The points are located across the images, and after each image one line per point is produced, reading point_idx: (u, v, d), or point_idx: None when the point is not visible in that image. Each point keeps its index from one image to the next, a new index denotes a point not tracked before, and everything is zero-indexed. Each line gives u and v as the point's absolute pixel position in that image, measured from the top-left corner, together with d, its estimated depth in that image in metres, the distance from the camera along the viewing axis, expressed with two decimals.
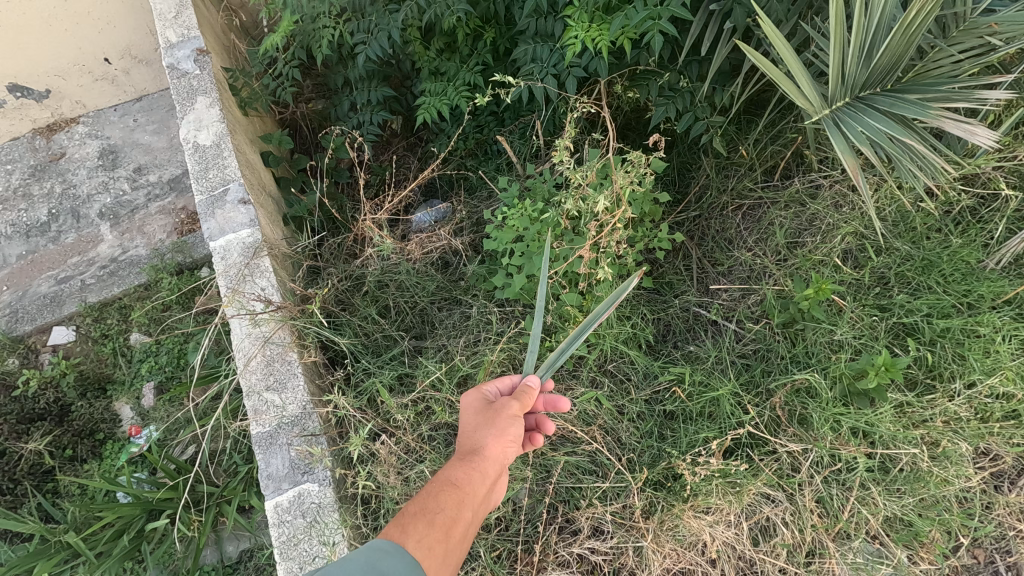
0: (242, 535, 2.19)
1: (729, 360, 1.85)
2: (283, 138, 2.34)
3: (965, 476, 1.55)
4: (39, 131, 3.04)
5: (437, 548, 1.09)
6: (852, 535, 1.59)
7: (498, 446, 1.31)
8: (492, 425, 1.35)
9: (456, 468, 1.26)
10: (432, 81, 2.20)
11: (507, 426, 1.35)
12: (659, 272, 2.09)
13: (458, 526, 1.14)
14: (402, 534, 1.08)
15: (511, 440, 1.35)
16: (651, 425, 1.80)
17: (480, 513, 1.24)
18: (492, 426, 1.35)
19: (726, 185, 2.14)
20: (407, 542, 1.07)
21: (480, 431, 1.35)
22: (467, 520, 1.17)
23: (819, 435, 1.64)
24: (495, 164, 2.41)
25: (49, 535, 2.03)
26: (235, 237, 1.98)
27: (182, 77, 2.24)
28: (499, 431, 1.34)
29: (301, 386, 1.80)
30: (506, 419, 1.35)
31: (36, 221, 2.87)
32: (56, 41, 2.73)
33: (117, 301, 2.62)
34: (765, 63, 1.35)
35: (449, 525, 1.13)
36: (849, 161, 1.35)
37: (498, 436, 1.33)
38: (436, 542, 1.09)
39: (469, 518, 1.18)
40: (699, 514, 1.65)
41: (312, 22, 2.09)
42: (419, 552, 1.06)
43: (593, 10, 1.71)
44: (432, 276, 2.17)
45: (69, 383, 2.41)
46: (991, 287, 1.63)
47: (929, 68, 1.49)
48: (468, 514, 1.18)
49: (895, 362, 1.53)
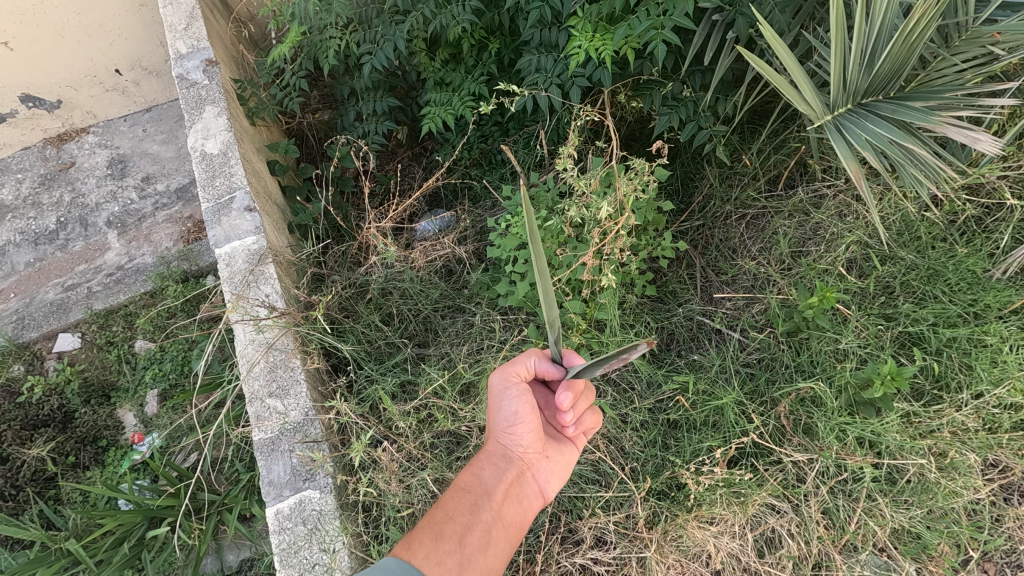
0: (242, 544, 2.17)
1: (733, 368, 1.84)
2: (289, 147, 2.38)
3: (974, 488, 1.52)
4: (51, 140, 3.09)
5: (448, 559, 1.20)
6: (860, 548, 1.57)
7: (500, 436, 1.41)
8: (511, 418, 1.39)
9: (468, 470, 1.40)
10: (437, 92, 2.23)
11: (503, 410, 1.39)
12: (662, 280, 2.09)
13: (464, 528, 1.27)
14: (415, 554, 1.19)
15: (530, 427, 1.38)
16: (655, 434, 1.78)
17: (499, 514, 1.34)
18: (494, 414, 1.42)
19: (730, 195, 2.13)
20: (416, 558, 1.18)
21: (500, 424, 1.41)
22: (484, 521, 1.30)
23: (824, 444, 1.63)
24: (499, 173, 2.42)
25: (50, 542, 2.02)
26: (240, 244, 2.00)
27: (190, 87, 2.27)
28: (520, 425, 1.38)
29: (304, 393, 1.80)
30: (528, 412, 1.37)
31: (45, 229, 2.91)
32: (69, 53, 2.78)
33: (122, 309, 2.64)
34: (769, 70, 1.35)
35: (462, 533, 1.26)
36: (851, 168, 1.35)
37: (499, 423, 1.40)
38: (445, 552, 1.21)
39: (487, 521, 1.30)
40: (704, 524, 1.63)
41: (319, 34, 2.13)
42: (432, 565, 1.17)
43: (597, 20, 1.74)
44: (436, 284, 2.17)
45: (73, 390, 2.43)
46: (997, 296, 1.61)
47: (932, 78, 1.53)
48: (484, 515, 1.31)
49: (901, 371, 1.52)
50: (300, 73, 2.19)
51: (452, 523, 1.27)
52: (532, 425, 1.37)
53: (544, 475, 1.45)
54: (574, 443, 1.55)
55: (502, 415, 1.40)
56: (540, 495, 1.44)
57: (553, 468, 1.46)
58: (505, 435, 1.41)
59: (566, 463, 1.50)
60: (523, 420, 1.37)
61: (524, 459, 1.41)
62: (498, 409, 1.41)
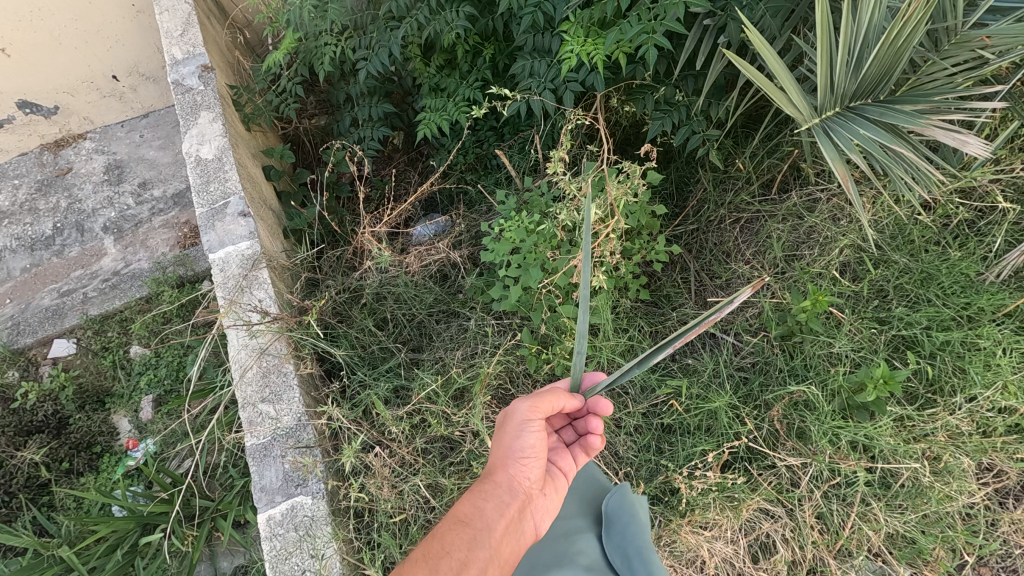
0: (236, 550, 2.14)
1: (727, 373, 1.83)
2: (284, 152, 2.35)
3: (968, 492, 1.52)
4: (47, 146, 3.10)
5: None
6: (854, 553, 1.56)
7: (513, 469, 1.34)
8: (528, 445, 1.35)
9: (469, 500, 1.29)
10: (432, 97, 2.24)
11: (522, 442, 1.35)
12: (657, 284, 2.08)
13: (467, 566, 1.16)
14: None
15: (540, 456, 1.37)
16: (649, 439, 1.78)
17: (499, 553, 1.24)
18: (509, 444, 1.36)
19: (724, 199, 2.13)
20: None
21: (513, 454, 1.35)
22: (482, 558, 1.20)
23: (818, 448, 1.62)
24: (494, 178, 2.42)
25: (43, 549, 2.02)
26: (234, 249, 2.00)
27: (186, 92, 2.28)
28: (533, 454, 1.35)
29: (296, 398, 1.80)
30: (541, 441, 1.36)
31: (41, 234, 2.91)
32: (66, 59, 2.79)
33: (118, 314, 2.63)
34: (755, 73, 1.37)
35: (460, 567, 1.15)
36: (839, 169, 1.35)
37: (514, 455, 1.35)
38: None
39: (485, 557, 1.20)
40: (698, 529, 1.63)
41: (314, 40, 2.14)
42: None
43: (590, 26, 1.75)
44: (431, 288, 2.17)
45: (68, 396, 2.42)
46: (990, 300, 1.62)
47: (924, 81, 1.51)
48: (484, 551, 1.21)
49: (894, 375, 1.52)
50: (296, 78, 2.20)
51: (449, 557, 1.16)
52: (543, 458, 1.37)
53: (544, 510, 1.40)
54: (567, 481, 1.52)
55: (519, 443, 1.35)
56: (536, 531, 1.38)
57: (551, 502, 1.43)
58: (516, 465, 1.34)
59: (558, 501, 1.47)
60: (536, 451, 1.35)
61: (530, 492, 1.35)
62: (516, 437, 1.35)
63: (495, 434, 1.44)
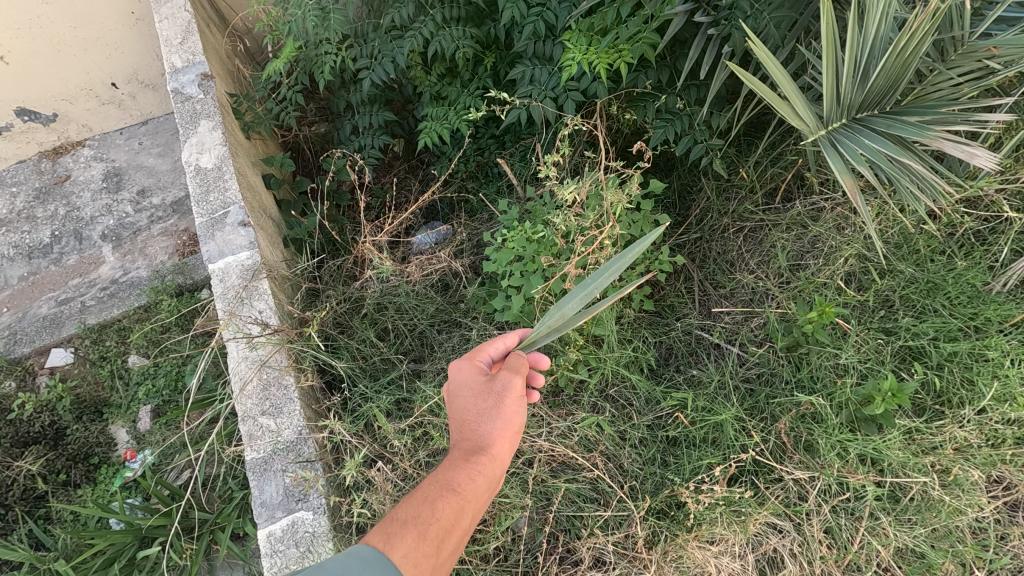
0: (234, 564, 2.10)
1: (732, 384, 1.82)
2: (284, 161, 2.33)
3: (977, 506, 1.50)
4: (45, 154, 3.08)
5: (426, 562, 1.08)
6: (863, 568, 1.54)
7: (505, 444, 1.30)
8: (512, 418, 1.31)
9: (459, 470, 1.25)
10: (433, 106, 2.23)
11: (514, 418, 1.31)
12: (660, 294, 2.07)
13: (455, 534, 1.16)
14: (395, 554, 1.05)
15: (516, 430, 1.32)
16: (653, 451, 1.76)
17: (478, 517, 1.26)
18: (500, 417, 1.30)
19: (728, 208, 2.11)
20: (394, 554, 1.06)
21: (501, 426, 1.30)
22: (465, 526, 1.20)
23: (825, 462, 1.60)
24: (496, 187, 2.40)
25: (39, 563, 2.02)
26: (234, 259, 1.98)
27: (185, 101, 2.26)
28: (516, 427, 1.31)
29: (297, 412, 1.77)
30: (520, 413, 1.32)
31: (38, 242, 2.89)
32: (64, 66, 2.78)
33: (116, 323, 2.61)
34: (760, 85, 1.36)
35: (443, 535, 1.13)
36: (847, 181, 1.34)
37: (504, 429, 1.30)
38: (424, 555, 1.08)
39: (466, 525, 1.20)
40: (704, 544, 1.61)
41: (314, 48, 2.12)
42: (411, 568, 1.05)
43: (593, 35, 1.75)
44: (432, 298, 2.15)
45: (65, 407, 2.39)
46: (997, 311, 1.60)
47: (929, 92, 1.49)
48: (466, 520, 1.20)
49: (902, 388, 1.50)
50: (297, 86, 2.19)
51: (436, 524, 1.14)
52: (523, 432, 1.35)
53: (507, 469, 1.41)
54: None
55: (504, 416, 1.30)
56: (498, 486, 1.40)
57: None
58: (500, 437, 1.29)
59: None
60: (516, 423, 1.32)
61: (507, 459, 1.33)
62: (502, 410, 1.30)
63: (473, 397, 1.35)
